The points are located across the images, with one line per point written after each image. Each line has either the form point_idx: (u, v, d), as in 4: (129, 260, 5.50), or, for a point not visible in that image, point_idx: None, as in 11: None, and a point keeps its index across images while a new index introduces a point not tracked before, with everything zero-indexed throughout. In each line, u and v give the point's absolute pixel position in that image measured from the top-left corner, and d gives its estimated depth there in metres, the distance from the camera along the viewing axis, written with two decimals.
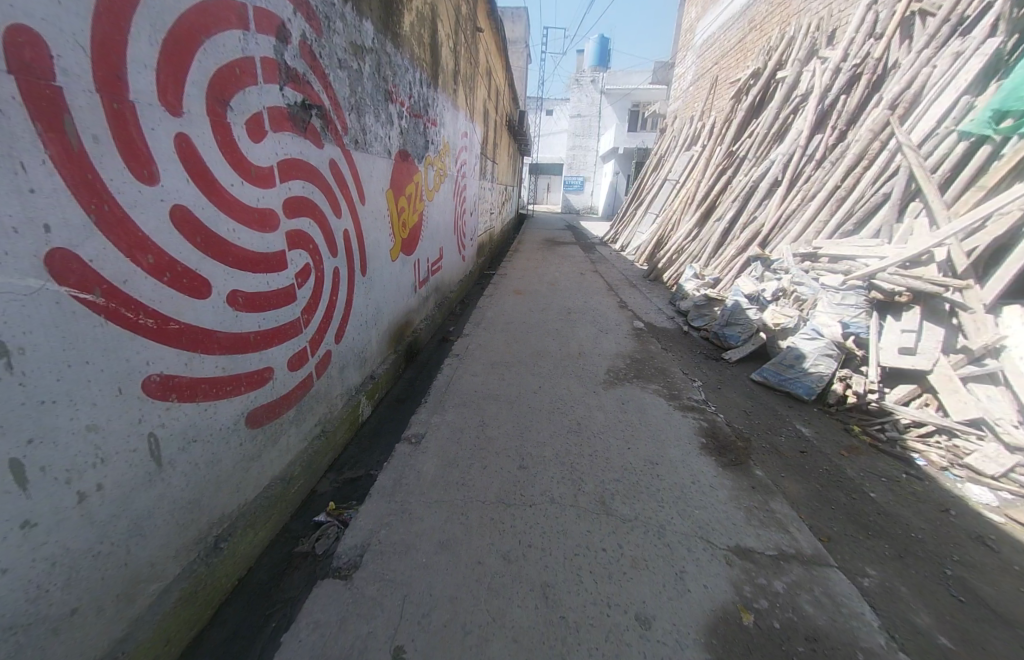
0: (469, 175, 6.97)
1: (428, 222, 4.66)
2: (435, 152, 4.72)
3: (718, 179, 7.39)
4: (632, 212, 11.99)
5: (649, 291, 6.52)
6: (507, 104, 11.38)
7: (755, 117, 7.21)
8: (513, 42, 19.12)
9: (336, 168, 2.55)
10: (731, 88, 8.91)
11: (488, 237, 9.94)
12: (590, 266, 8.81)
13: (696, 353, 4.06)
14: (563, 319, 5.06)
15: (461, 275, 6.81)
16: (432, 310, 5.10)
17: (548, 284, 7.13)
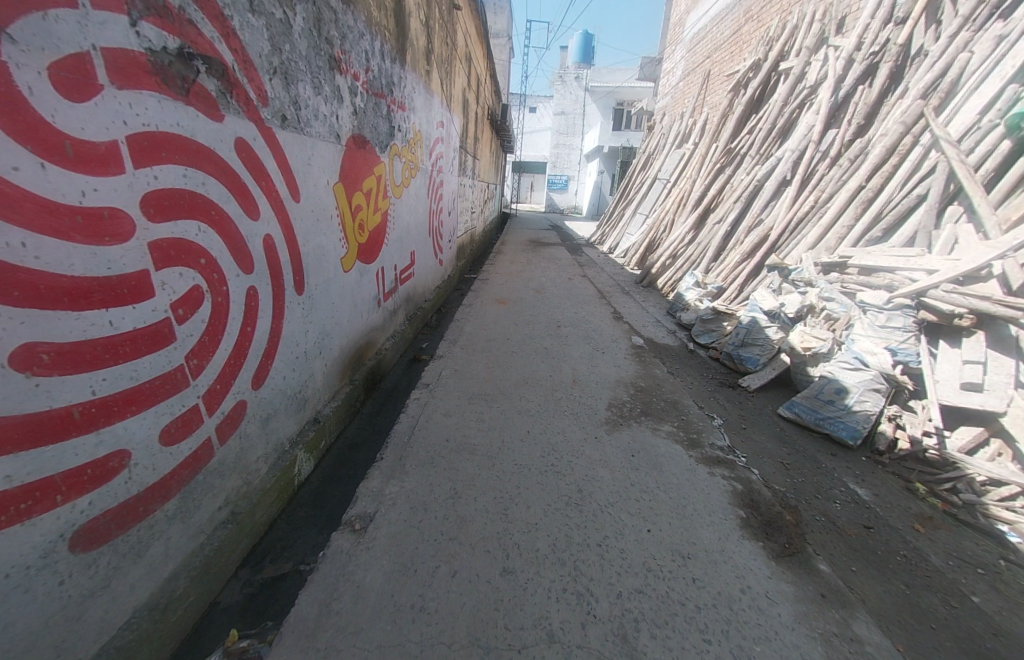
0: (447, 171, 6.25)
1: (394, 224, 3.95)
2: (403, 142, 4.01)
3: (716, 178, 6.87)
4: (619, 212, 11.46)
5: (644, 300, 5.95)
6: (488, 96, 10.65)
7: (755, 112, 6.72)
8: (495, 34, 18.32)
9: (249, 150, 1.82)
10: (726, 83, 8.42)
11: (468, 238, 9.23)
12: (578, 270, 8.22)
13: (709, 378, 3.49)
14: (553, 335, 4.44)
15: (437, 281, 6.11)
16: (401, 324, 4.40)
17: (534, 290, 6.50)
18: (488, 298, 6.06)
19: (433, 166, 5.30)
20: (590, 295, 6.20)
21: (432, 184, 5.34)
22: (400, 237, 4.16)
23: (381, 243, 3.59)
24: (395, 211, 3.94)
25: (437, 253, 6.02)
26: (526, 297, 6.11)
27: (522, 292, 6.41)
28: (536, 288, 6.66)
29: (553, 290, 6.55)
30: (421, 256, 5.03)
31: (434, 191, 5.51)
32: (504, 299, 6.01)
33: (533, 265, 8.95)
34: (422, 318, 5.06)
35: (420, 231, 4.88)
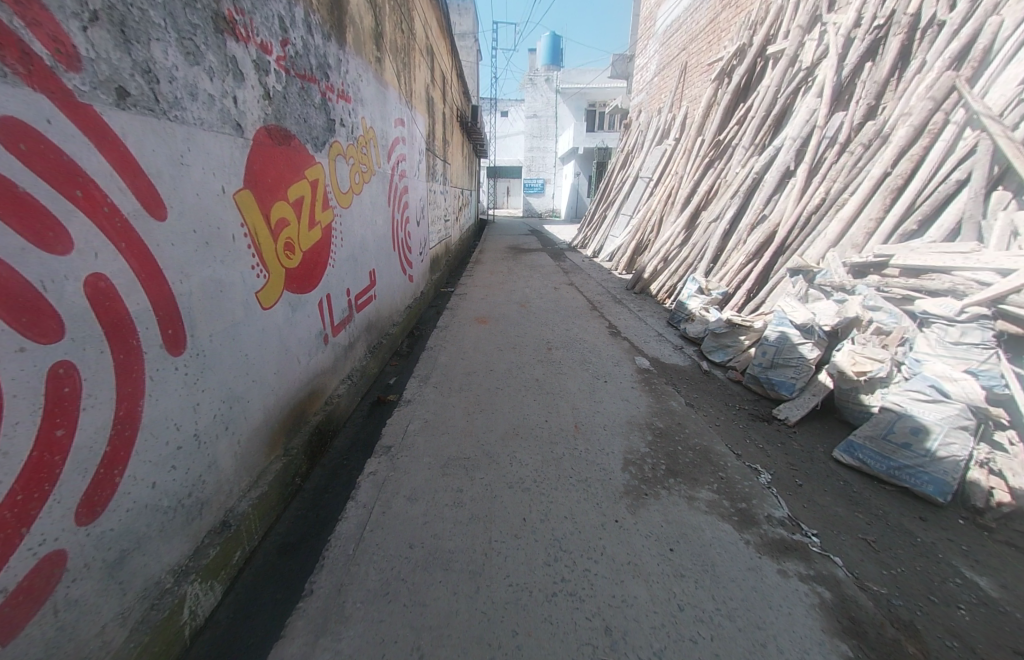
0: (412, 176, 5.55)
1: (343, 240, 3.24)
2: (349, 140, 3.31)
3: (706, 174, 6.33)
4: (602, 214, 10.88)
5: (640, 310, 5.34)
6: (456, 96, 9.97)
7: (743, 101, 6.21)
8: (461, 36, 17.71)
9: (33, 139, 1.13)
10: (706, 73, 7.93)
11: (443, 248, 8.51)
12: (563, 278, 7.56)
13: (736, 408, 2.88)
14: (542, 359, 3.75)
15: (408, 301, 5.37)
16: (361, 359, 3.66)
17: (518, 304, 5.82)
18: (466, 316, 5.34)
19: (393, 171, 4.60)
20: (580, 307, 5.56)
21: (393, 191, 4.64)
22: (353, 255, 3.44)
23: (324, 266, 2.87)
24: (343, 224, 3.22)
25: (406, 269, 5.29)
26: (509, 312, 5.42)
27: (504, 307, 5.71)
28: (520, 301, 5.98)
29: (538, 303, 5.88)
30: (383, 275, 4.30)
31: (397, 199, 4.80)
32: (484, 315, 5.30)
33: (515, 274, 8.26)
34: (389, 346, 4.31)
35: (380, 246, 4.15)
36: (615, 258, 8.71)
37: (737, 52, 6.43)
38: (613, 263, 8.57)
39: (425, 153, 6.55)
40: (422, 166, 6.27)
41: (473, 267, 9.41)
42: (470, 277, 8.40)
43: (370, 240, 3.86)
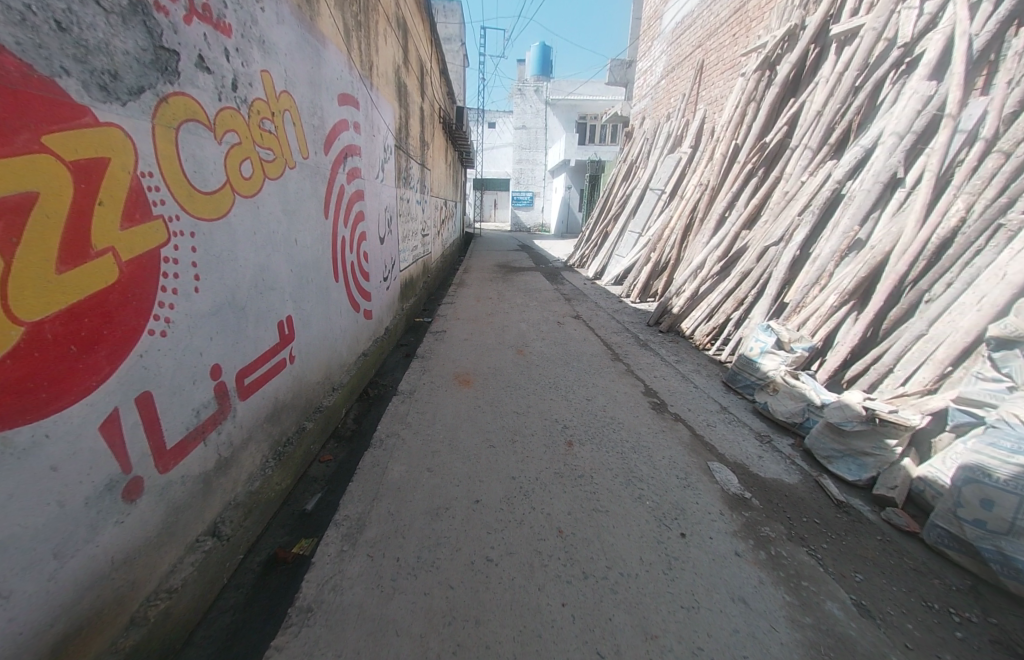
0: (371, 177, 4.07)
1: (207, 278, 1.76)
2: (225, 102, 1.85)
3: (748, 185, 5.01)
4: (603, 230, 9.54)
5: (681, 362, 3.93)
6: (438, 94, 8.59)
7: (794, 95, 4.94)
8: (446, 39, 16.54)
9: None
10: (731, 69, 6.71)
11: (420, 269, 7.02)
12: (566, 306, 6.10)
13: (957, 621, 1.51)
14: (560, 463, 2.28)
15: (361, 347, 3.86)
16: (258, 474, 2.16)
17: (512, 346, 4.34)
18: (440, 364, 3.81)
19: (335, 166, 3.12)
20: (598, 354, 4.12)
21: (335, 197, 3.15)
22: (236, 302, 1.96)
23: (127, 341, 1.38)
24: (205, 250, 1.75)
25: (360, 303, 3.79)
26: (501, 359, 3.93)
27: (492, 350, 4.21)
28: (516, 340, 4.49)
29: (538, 344, 4.41)
30: (312, 320, 2.80)
31: (342, 207, 3.31)
32: (466, 364, 3.79)
33: (507, 298, 6.78)
34: (319, 430, 2.79)
35: (305, 278, 2.67)
36: (626, 282, 7.31)
37: (783, 38, 5.18)
38: (623, 288, 7.17)
39: (395, 152, 5.10)
40: (390, 167, 4.81)
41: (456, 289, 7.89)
42: (453, 301, 6.89)
43: (282, 272, 2.38)
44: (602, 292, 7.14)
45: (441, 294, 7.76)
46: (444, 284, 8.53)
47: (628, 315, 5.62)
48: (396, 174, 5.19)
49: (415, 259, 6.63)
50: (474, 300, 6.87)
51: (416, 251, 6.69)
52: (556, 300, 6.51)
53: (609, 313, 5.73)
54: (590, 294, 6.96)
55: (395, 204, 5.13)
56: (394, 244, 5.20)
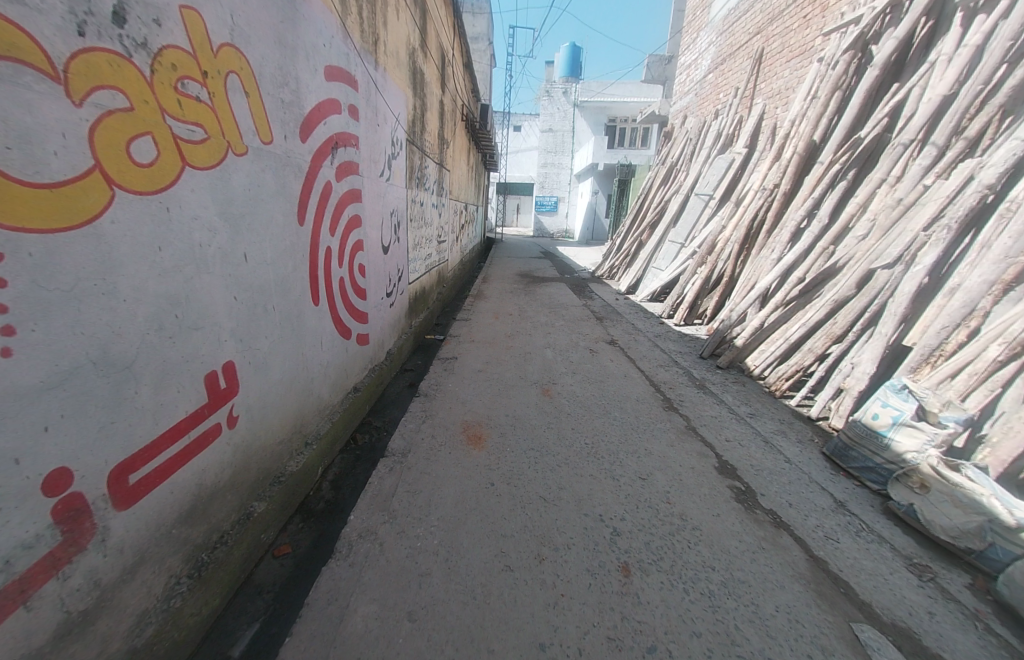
0: (373, 174, 3.35)
1: (36, 328, 1.03)
2: (92, 39, 1.14)
3: (834, 191, 4.08)
4: (638, 241, 8.67)
5: (756, 417, 3.02)
6: (462, 89, 7.88)
7: (898, 81, 4.02)
8: (474, 39, 15.89)
9: None
10: (801, 57, 5.77)
11: (433, 279, 6.26)
12: (599, 327, 5.25)
13: None
14: (615, 616, 1.45)
15: (351, 382, 3.11)
16: (159, 609, 1.43)
17: (536, 379, 3.53)
18: (446, 404, 3.01)
19: (320, 156, 2.38)
20: (645, 397, 3.25)
21: (321, 197, 2.43)
22: (109, 360, 1.21)
23: None
24: (33, 279, 1.03)
25: (352, 329, 3.05)
26: (523, 400, 3.12)
27: (512, 385, 3.40)
28: (541, 372, 3.68)
29: (569, 380, 3.57)
30: (277, 360, 2.06)
31: (331, 210, 2.58)
32: (479, 406, 2.99)
33: (530, 314, 5.96)
34: (275, 511, 2.01)
35: (265, 305, 1.93)
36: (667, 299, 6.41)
37: (883, 12, 4.27)
38: (664, 306, 6.27)
39: (407, 147, 4.38)
40: (399, 165, 4.10)
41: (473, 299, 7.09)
42: (468, 315, 6.10)
43: (222, 301, 1.64)
44: (638, 311, 6.25)
45: (456, 305, 6.98)
46: (460, 294, 7.75)
47: (675, 343, 4.72)
48: (408, 173, 4.47)
49: (428, 268, 5.88)
50: (492, 314, 6.06)
51: (430, 259, 5.94)
52: (587, 319, 5.66)
53: (650, 339, 4.84)
54: (625, 312, 6.08)
55: (405, 206, 4.41)
56: (403, 253, 4.46)
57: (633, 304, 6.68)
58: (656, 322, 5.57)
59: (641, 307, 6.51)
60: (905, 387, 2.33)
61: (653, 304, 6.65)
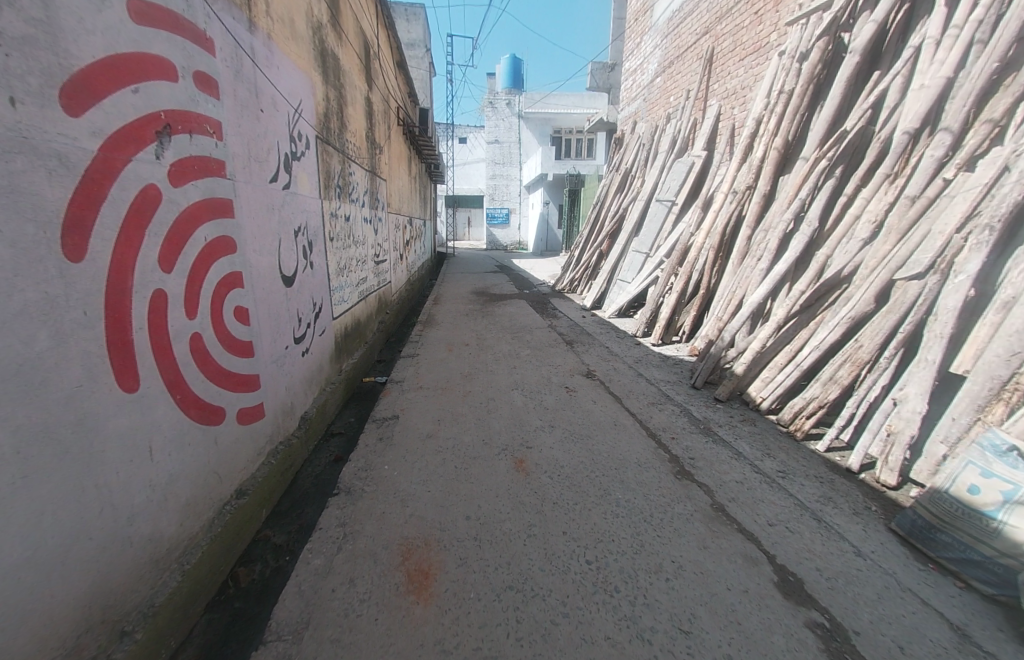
0: (257, 178, 2.41)
1: None
2: None
3: (823, 190, 3.58)
4: (600, 252, 8.10)
5: (789, 477, 2.34)
6: (396, 89, 6.97)
7: (879, 69, 3.63)
8: (409, 46, 15.04)
9: None
10: (756, 54, 5.43)
11: (371, 307, 5.24)
12: (571, 355, 4.48)
13: None
14: None
15: (229, 481, 2.10)
16: None
17: (503, 442, 2.66)
18: (376, 505, 2.07)
19: (124, 142, 1.46)
20: (649, 459, 2.48)
21: (132, 209, 1.49)
22: None
23: None
24: None
25: (227, 403, 2.08)
26: (487, 482, 2.23)
27: (472, 456, 2.50)
28: (508, 429, 2.81)
29: (545, 437, 2.73)
30: (13, 518, 1.08)
31: (159, 230, 1.64)
32: (425, 501, 2.07)
33: (489, 341, 5.08)
34: None
35: None
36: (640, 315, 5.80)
37: None
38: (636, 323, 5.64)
39: (318, 147, 3.42)
40: (306, 169, 3.15)
41: (422, 325, 6.10)
42: (416, 347, 5.12)
43: None
44: (609, 329, 5.57)
45: (402, 336, 5.96)
46: (407, 321, 6.74)
47: (661, 370, 4.04)
48: (322, 180, 3.52)
49: (363, 295, 4.87)
50: (443, 344, 5.11)
51: (364, 283, 4.93)
52: (557, 344, 4.88)
53: (632, 367, 4.13)
54: (596, 332, 5.37)
55: (320, 222, 3.45)
56: (321, 281, 3.48)
57: (602, 321, 6.00)
58: (631, 342, 4.90)
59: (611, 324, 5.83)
60: (1013, 450, 1.72)
61: (624, 320, 6.02)
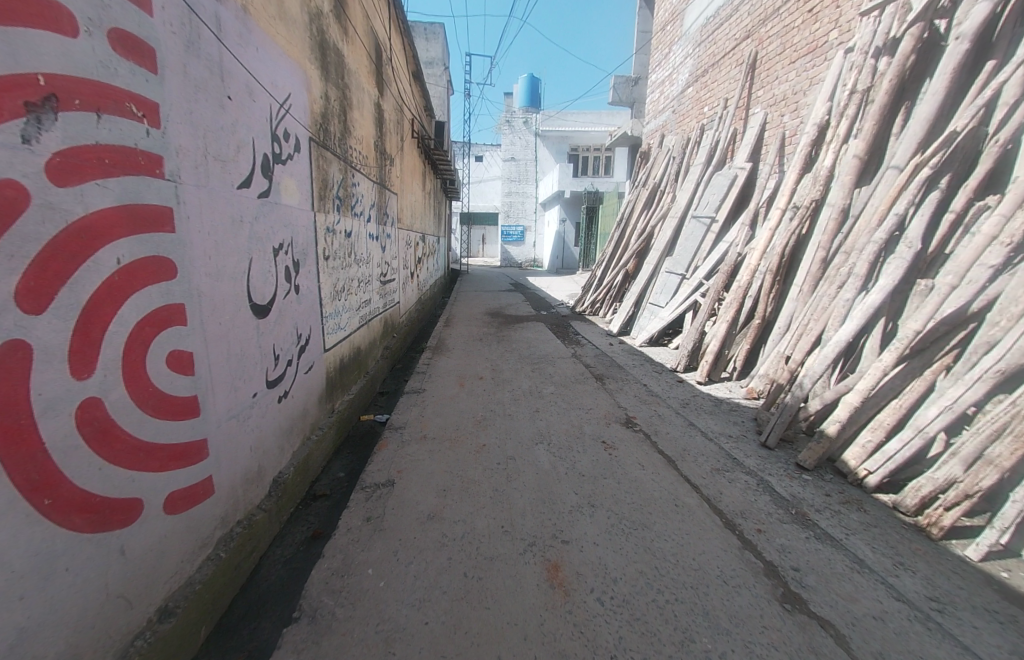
0: (216, 180, 1.87)
1: None
2: None
3: (925, 206, 2.89)
4: (626, 272, 7.41)
5: (950, 613, 1.62)
6: (411, 98, 6.53)
7: (993, 58, 2.94)
8: (427, 64, 14.83)
9: None
10: (812, 55, 4.78)
11: (374, 332, 4.65)
12: (604, 394, 3.78)
13: None
14: None
15: (147, 602, 1.47)
16: None
17: (529, 531, 1.98)
18: (352, 648, 1.41)
19: None
20: (737, 570, 1.77)
21: None
22: None
23: None
24: None
25: (147, 490, 1.48)
26: (513, 609, 1.55)
27: (488, 555, 1.83)
28: (535, 508, 2.13)
29: (586, 523, 2.04)
30: None
31: (21, 246, 1.07)
32: (423, 645, 1.41)
33: (506, 371, 4.41)
34: None
35: None
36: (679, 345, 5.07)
37: None
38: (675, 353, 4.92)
39: (312, 150, 2.89)
40: (294, 175, 2.60)
41: (431, 351, 5.47)
42: (423, 378, 4.48)
43: None
44: (643, 360, 4.86)
45: (409, 364, 5.34)
46: (416, 346, 6.12)
47: (717, 418, 3.31)
48: (316, 189, 2.97)
49: (364, 320, 4.28)
50: (453, 375, 4.46)
51: (367, 305, 4.35)
52: (587, 378, 4.19)
53: (680, 413, 3.41)
54: (630, 364, 4.66)
55: (312, 238, 2.89)
56: (311, 308, 2.90)
57: (634, 350, 5.28)
58: (673, 379, 4.18)
59: (645, 353, 5.11)
60: None
61: (658, 349, 5.29)
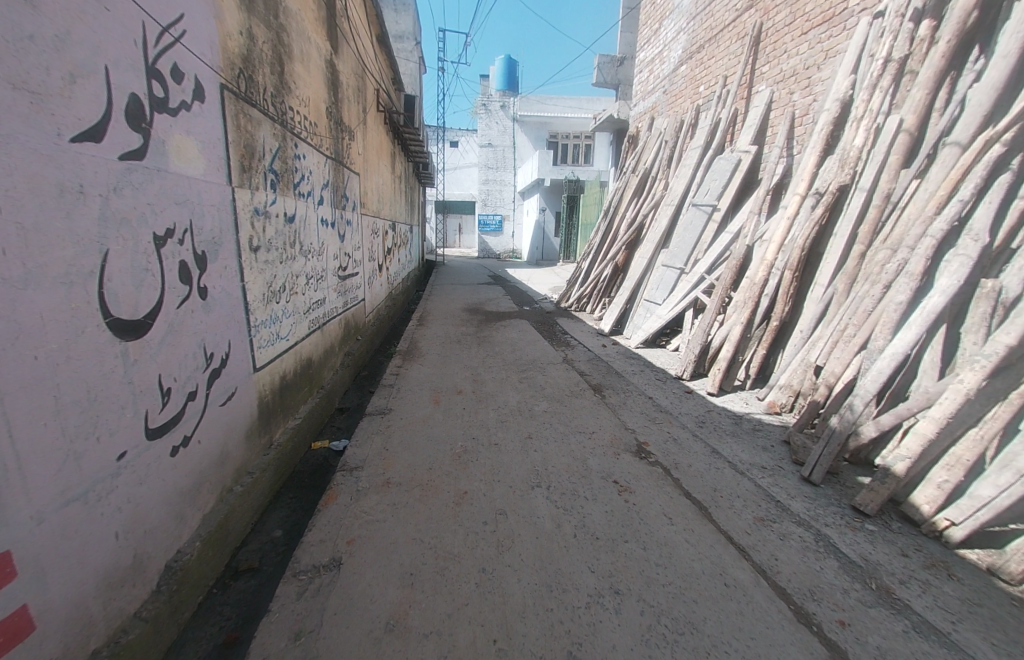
0: (24, 126, 1.11)
1: None
2: None
3: (993, 190, 2.40)
4: (615, 265, 6.84)
5: None
6: (375, 63, 5.66)
7: None
8: (397, 38, 13.76)
9: None
10: (828, 22, 4.24)
11: (331, 337, 3.89)
12: (607, 409, 3.19)
13: None
14: None
15: None
16: None
17: (532, 649, 1.37)
18: None
19: None
20: None
21: None
22: None
23: None
24: None
25: None
26: None
27: None
28: (538, 605, 1.52)
29: (613, 630, 1.43)
30: None
31: None
32: None
33: (487, 382, 3.74)
34: None
35: None
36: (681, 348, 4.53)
37: None
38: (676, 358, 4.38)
39: (226, 102, 2.12)
40: (192, 132, 1.85)
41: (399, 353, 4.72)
42: (390, 384, 3.75)
43: None
44: (643, 365, 4.28)
45: (374, 374, 4.60)
46: (383, 351, 5.36)
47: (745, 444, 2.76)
48: (235, 157, 2.21)
49: (316, 324, 3.52)
50: (422, 384, 3.75)
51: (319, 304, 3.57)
52: (585, 388, 3.58)
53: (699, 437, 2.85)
54: (630, 371, 4.07)
55: (228, 222, 2.14)
56: (230, 316, 2.16)
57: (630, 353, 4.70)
58: (681, 389, 3.62)
59: (643, 357, 4.55)
60: None
61: (657, 352, 4.74)
